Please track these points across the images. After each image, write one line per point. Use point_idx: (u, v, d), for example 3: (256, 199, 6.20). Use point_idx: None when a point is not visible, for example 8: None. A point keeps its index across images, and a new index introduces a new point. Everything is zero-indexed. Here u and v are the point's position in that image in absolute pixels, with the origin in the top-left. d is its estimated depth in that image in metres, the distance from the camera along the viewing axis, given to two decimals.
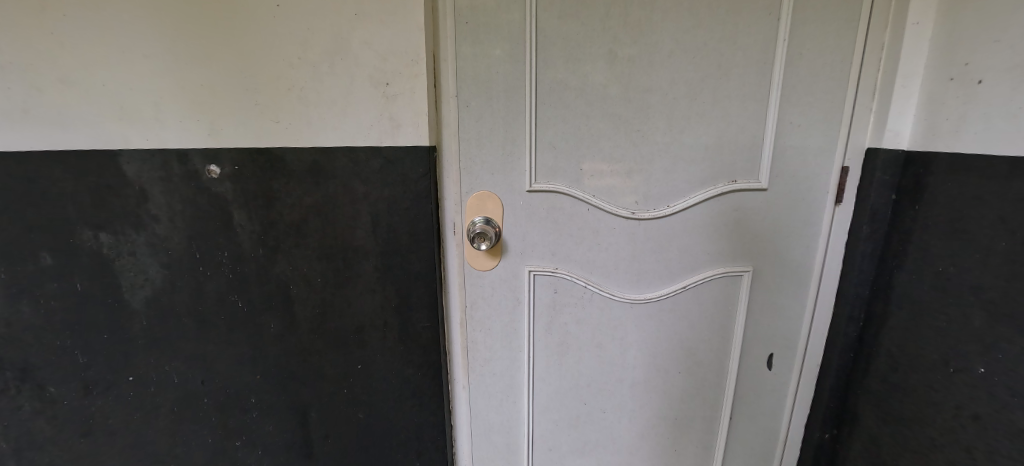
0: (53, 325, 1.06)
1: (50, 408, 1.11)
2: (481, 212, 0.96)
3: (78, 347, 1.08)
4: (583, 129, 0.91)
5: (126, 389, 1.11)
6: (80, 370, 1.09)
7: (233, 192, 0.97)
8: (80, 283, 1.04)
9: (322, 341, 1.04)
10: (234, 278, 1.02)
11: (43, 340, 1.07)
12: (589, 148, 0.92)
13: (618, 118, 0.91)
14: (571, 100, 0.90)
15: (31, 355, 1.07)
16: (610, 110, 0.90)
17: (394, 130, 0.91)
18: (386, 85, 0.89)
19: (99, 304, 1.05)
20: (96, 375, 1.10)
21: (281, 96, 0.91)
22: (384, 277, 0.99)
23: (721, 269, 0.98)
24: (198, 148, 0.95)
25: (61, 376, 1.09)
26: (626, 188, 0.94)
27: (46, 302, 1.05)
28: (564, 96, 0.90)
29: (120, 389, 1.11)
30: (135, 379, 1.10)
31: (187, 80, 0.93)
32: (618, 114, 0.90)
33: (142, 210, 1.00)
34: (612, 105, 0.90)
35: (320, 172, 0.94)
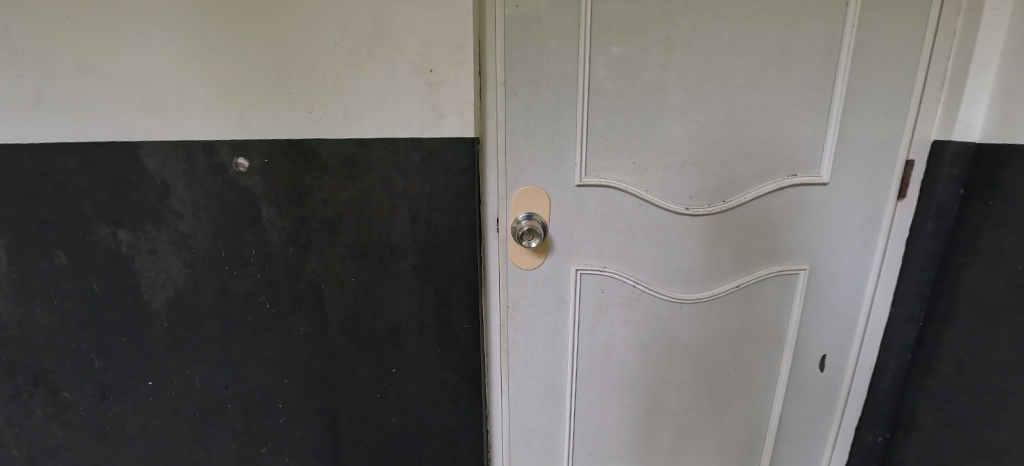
0: (69, 327, 1.02)
1: (64, 414, 1.07)
2: (526, 208, 0.91)
3: (93, 350, 1.04)
4: (637, 121, 0.87)
5: (145, 394, 1.07)
6: (95, 375, 1.05)
7: (262, 187, 0.91)
8: (98, 281, 1.00)
9: (355, 343, 0.99)
10: (261, 277, 0.97)
11: (58, 343, 1.03)
12: (643, 141, 0.87)
13: (674, 108, 0.86)
14: (625, 90, 0.85)
15: (43, 359, 1.03)
16: (666, 100, 0.85)
17: (437, 120, 0.85)
18: (430, 71, 0.83)
19: (120, 304, 1.02)
20: (114, 379, 1.06)
21: (316, 83, 0.85)
22: (422, 276, 0.94)
23: (776, 267, 0.93)
24: (224, 139, 0.90)
25: (76, 380, 1.05)
26: (680, 182, 0.89)
27: (61, 304, 1.01)
28: (616, 85, 0.85)
29: (139, 393, 1.07)
30: (155, 383, 1.07)
31: (214, 67, 0.87)
32: (675, 105, 0.86)
33: (164, 205, 0.95)
34: (667, 96, 0.85)
35: (355, 164, 0.88)
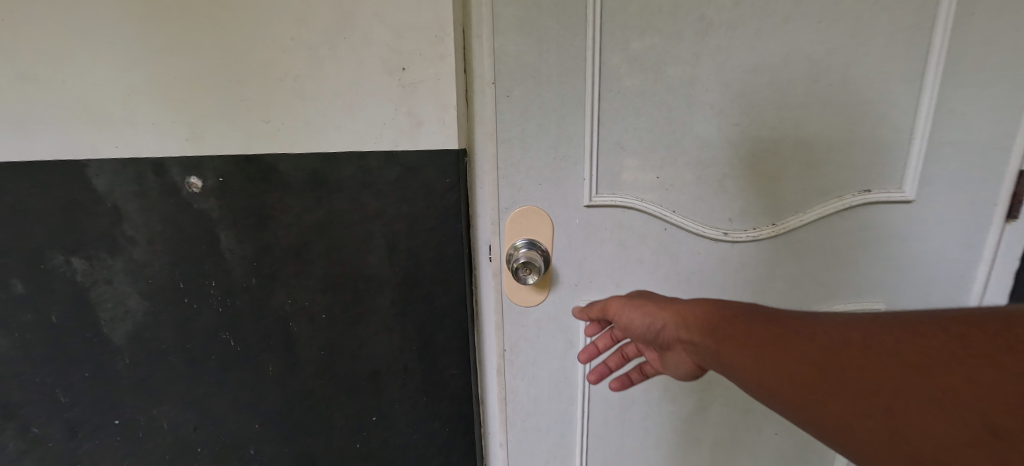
0: (33, 360, 0.87)
1: (37, 449, 0.92)
2: (524, 233, 0.75)
3: (60, 386, 0.89)
4: (662, 125, 0.70)
5: (118, 434, 0.94)
6: (65, 411, 0.91)
7: (218, 211, 0.78)
8: (56, 313, 0.86)
9: (330, 387, 0.86)
10: (225, 312, 0.85)
11: (22, 376, 0.87)
12: (669, 150, 0.70)
13: (709, 108, 0.68)
14: (647, 87, 0.69)
15: (13, 391, 0.88)
16: (699, 98, 0.68)
17: (415, 129, 0.70)
18: (404, 70, 0.68)
19: (82, 337, 0.88)
20: (82, 416, 0.92)
21: (272, 88, 0.71)
22: (403, 314, 0.79)
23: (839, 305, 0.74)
24: (175, 156, 0.77)
25: (46, 416, 0.91)
26: (717, 201, 0.71)
27: (21, 334, 0.86)
28: (637, 81, 0.69)
29: (111, 431, 0.94)
30: (124, 423, 0.93)
31: (159, 72, 0.73)
32: (709, 104, 0.68)
33: (117, 231, 0.82)
34: (700, 93, 0.68)
35: (320, 184, 0.74)
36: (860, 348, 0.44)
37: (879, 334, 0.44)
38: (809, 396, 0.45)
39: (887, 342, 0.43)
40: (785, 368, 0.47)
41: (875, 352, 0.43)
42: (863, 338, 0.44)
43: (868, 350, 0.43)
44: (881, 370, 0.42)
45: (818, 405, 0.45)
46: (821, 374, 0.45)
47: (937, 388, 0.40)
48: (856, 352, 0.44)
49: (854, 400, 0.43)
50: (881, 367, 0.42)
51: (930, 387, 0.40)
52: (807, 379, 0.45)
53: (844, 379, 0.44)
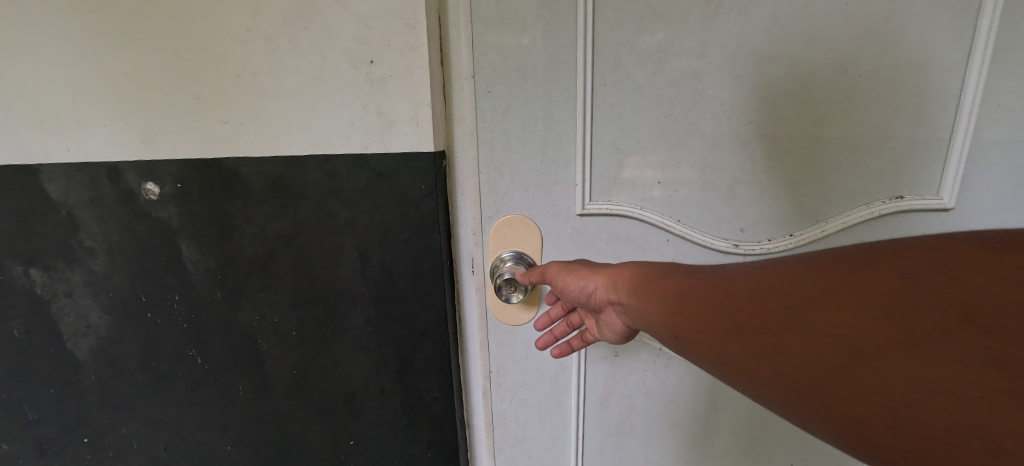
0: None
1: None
2: (510, 245, 0.68)
3: (25, 402, 0.81)
4: (664, 123, 0.62)
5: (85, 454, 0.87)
6: (32, 429, 0.83)
7: (177, 219, 0.72)
8: (18, 328, 0.77)
9: (302, 411, 0.79)
10: (191, 328, 0.79)
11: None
12: (672, 151, 0.63)
13: (717, 104, 0.60)
14: (647, 80, 0.61)
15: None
16: (705, 92, 0.60)
17: (386, 129, 0.63)
18: (372, 63, 0.61)
19: (43, 354, 0.80)
20: (50, 435, 0.84)
21: (228, 84, 0.64)
22: (378, 331, 0.73)
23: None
24: (129, 159, 0.70)
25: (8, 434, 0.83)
26: (725, 209, 0.64)
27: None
28: (637, 74, 0.61)
29: (79, 451, 0.86)
30: (93, 442, 0.86)
31: (108, 67, 0.67)
32: (716, 99, 0.60)
33: (75, 240, 0.74)
34: (706, 86, 0.60)
35: (284, 191, 0.67)
36: (778, 298, 0.42)
37: (793, 284, 0.42)
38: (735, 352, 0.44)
39: (800, 290, 0.41)
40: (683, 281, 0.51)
41: (791, 300, 0.41)
42: (781, 288, 0.42)
43: (787, 299, 0.42)
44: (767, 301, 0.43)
45: (745, 360, 0.43)
46: (746, 327, 0.43)
47: (853, 327, 0.37)
48: (773, 304, 0.42)
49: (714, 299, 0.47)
50: (799, 316, 0.40)
51: (847, 328, 0.38)
52: (733, 337, 0.44)
53: (763, 331, 0.42)
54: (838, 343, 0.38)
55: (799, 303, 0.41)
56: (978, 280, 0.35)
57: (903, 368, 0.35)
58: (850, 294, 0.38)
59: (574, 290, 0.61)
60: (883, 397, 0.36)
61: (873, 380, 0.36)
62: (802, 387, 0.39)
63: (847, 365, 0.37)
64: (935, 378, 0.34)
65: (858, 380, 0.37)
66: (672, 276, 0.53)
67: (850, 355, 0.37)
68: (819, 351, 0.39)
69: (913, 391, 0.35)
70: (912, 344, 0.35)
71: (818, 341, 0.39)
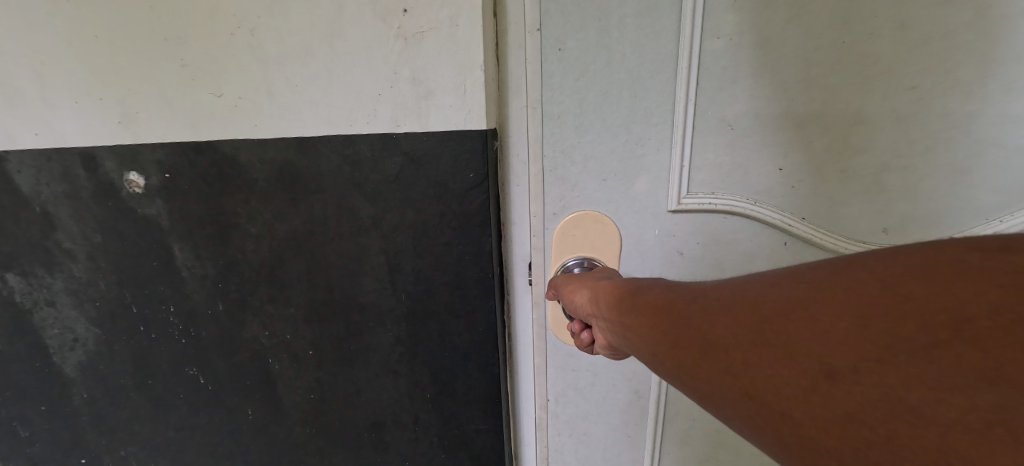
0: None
1: None
2: (578, 251, 0.55)
3: (16, 418, 0.74)
4: (795, 88, 0.47)
5: None
6: (25, 447, 0.76)
7: (168, 217, 0.58)
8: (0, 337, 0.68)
9: (323, 438, 0.68)
10: (189, 345, 0.66)
11: None
12: (801, 128, 0.48)
13: (869, 63, 0.45)
14: (775, 31, 0.46)
15: None
16: (859, 46, 0.45)
17: (422, 101, 0.48)
18: (405, 13, 0.45)
19: (28, 369, 0.70)
20: (44, 455, 0.76)
21: (220, 46, 0.50)
22: (411, 353, 0.60)
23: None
24: (106, 145, 0.56)
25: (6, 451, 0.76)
26: (865, 205, 0.49)
27: None
28: (760, 21, 0.45)
29: None
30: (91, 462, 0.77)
31: (74, 27, 0.52)
32: (871, 54, 0.45)
33: (51, 242, 0.62)
34: (857, 38, 0.44)
35: (293, 182, 0.54)
36: (736, 305, 0.31)
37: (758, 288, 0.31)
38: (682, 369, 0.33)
39: (762, 295, 0.30)
40: (648, 292, 0.40)
41: (749, 305, 0.30)
42: (742, 294, 0.32)
43: (745, 305, 0.31)
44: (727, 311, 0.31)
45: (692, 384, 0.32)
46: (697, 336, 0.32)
47: (820, 343, 0.26)
48: (732, 310, 0.31)
49: (674, 311, 0.35)
50: (753, 327, 0.29)
51: (810, 340, 0.26)
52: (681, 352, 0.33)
53: (713, 342, 0.31)
54: (801, 362, 0.26)
55: (757, 308, 0.30)
56: (994, 285, 0.23)
57: (881, 392, 0.23)
58: (823, 298, 0.27)
59: (572, 301, 0.49)
60: (858, 438, 0.23)
61: (845, 412, 0.24)
62: (754, 417, 0.28)
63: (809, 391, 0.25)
64: (923, 406, 0.22)
65: (822, 415, 0.25)
66: (641, 285, 0.42)
67: (814, 378, 0.25)
68: (775, 370, 0.27)
69: (894, 430, 0.22)
70: (897, 364, 0.23)
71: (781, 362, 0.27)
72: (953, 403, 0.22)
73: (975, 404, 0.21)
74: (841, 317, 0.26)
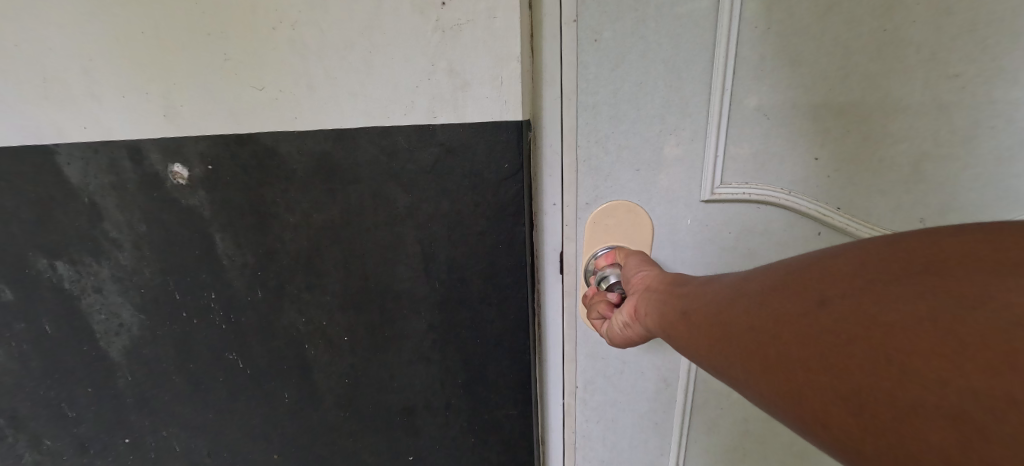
0: (32, 372, 0.74)
1: (52, 462, 0.83)
2: (611, 241, 0.56)
3: (64, 399, 0.76)
4: (834, 78, 0.47)
5: (127, 454, 0.81)
6: (73, 426, 0.79)
7: (210, 207, 0.60)
8: (49, 323, 0.71)
9: (356, 421, 0.71)
10: (229, 330, 0.68)
11: (23, 390, 0.76)
12: (841, 119, 0.48)
13: (911, 51, 0.44)
14: (814, 20, 0.46)
15: (16, 404, 0.77)
16: (901, 34, 0.44)
17: (459, 92, 0.49)
18: (442, 6, 0.47)
19: (76, 352, 0.73)
20: (91, 433, 0.79)
21: (261, 40, 0.51)
22: (443, 339, 0.61)
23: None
24: (152, 137, 0.58)
25: (54, 430, 0.79)
26: (902, 195, 0.49)
27: (18, 346, 0.72)
28: (799, 10, 0.45)
29: (119, 453, 0.81)
30: (135, 442, 0.80)
31: (122, 22, 0.54)
32: (914, 42, 0.44)
33: (98, 231, 0.64)
34: (900, 26, 0.44)
35: (331, 172, 0.55)
36: (762, 273, 0.36)
37: (772, 273, 0.35)
38: (704, 343, 0.37)
39: (783, 263, 0.35)
40: (687, 278, 0.45)
41: (770, 271, 0.35)
42: (769, 266, 0.36)
43: (769, 274, 0.35)
44: (755, 278, 0.36)
45: (710, 333, 0.37)
46: (718, 314, 0.37)
47: (820, 284, 0.31)
48: (748, 291, 0.35)
49: (709, 285, 0.41)
50: (772, 283, 0.34)
51: (812, 282, 0.31)
52: (708, 310, 0.38)
53: (733, 298, 0.36)
54: (802, 300, 0.31)
55: (767, 286, 0.34)
56: (983, 263, 0.25)
57: (851, 337, 0.28)
58: (830, 257, 0.32)
59: (629, 272, 0.51)
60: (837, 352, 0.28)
61: (829, 332, 0.29)
62: (761, 350, 0.32)
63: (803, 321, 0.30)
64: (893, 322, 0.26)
65: (812, 337, 0.29)
66: (678, 275, 0.46)
67: (809, 310, 0.30)
68: (777, 327, 0.32)
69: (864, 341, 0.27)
70: (876, 292, 0.28)
71: (786, 303, 0.32)
72: (916, 332, 0.25)
73: (933, 334, 0.25)
74: (836, 282, 0.30)
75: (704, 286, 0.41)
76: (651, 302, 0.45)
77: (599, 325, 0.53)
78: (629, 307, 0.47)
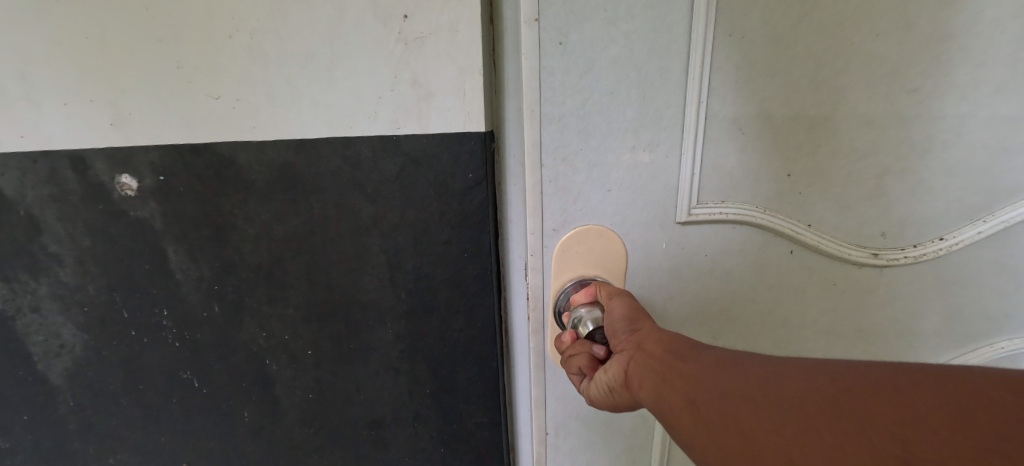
0: None
1: None
2: (579, 268, 0.57)
3: None
4: (798, 90, 0.52)
5: None
6: (7, 457, 0.73)
7: (161, 219, 0.58)
8: None
9: (322, 437, 0.69)
10: (183, 347, 0.65)
11: None
12: (813, 131, 0.53)
13: (883, 66, 0.52)
14: (781, 34, 0.50)
15: None
16: (862, 47, 0.51)
17: (424, 103, 0.50)
18: (405, 18, 0.47)
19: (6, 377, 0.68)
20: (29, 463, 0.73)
21: (217, 48, 0.50)
22: (410, 350, 0.61)
23: (946, 320, 0.63)
24: (96, 147, 0.55)
25: None
26: (868, 210, 0.57)
27: None
28: (770, 24, 0.50)
29: None
30: None
31: (64, 28, 0.52)
32: (883, 59, 0.51)
33: (37, 246, 0.60)
34: (868, 38, 0.51)
35: (294, 182, 0.54)
36: (790, 368, 0.37)
37: (803, 379, 0.36)
38: (713, 430, 0.37)
39: (816, 364, 0.37)
40: (681, 343, 0.44)
41: (800, 368, 0.37)
42: (794, 361, 0.38)
43: (800, 371, 0.37)
44: (784, 371, 0.37)
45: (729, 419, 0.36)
46: (734, 407, 0.37)
47: (865, 402, 0.33)
48: (774, 386, 0.36)
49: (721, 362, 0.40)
50: (807, 383, 0.35)
51: (856, 398, 0.33)
52: (726, 394, 0.38)
53: (761, 388, 0.37)
54: (846, 414, 0.33)
55: (799, 388, 0.35)
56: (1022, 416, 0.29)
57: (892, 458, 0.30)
58: (872, 376, 0.34)
59: (614, 321, 0.49)
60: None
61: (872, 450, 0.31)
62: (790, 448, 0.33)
63: (842, 433, 0.32)
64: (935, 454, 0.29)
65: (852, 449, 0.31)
66: (668, 335, 0.45)
67: (853, 426, 0.32)
68: (813, 432, 0.33)
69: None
70: (925, 423, 0.31)
71: (827, 411, 0.33)
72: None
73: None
74: (882, 404, 0.32)
75: (704, 364, 0.41)
76: (644, 372, 0.43)
77: (576, 379, 0.53)
78: (618, 372, 0.46)
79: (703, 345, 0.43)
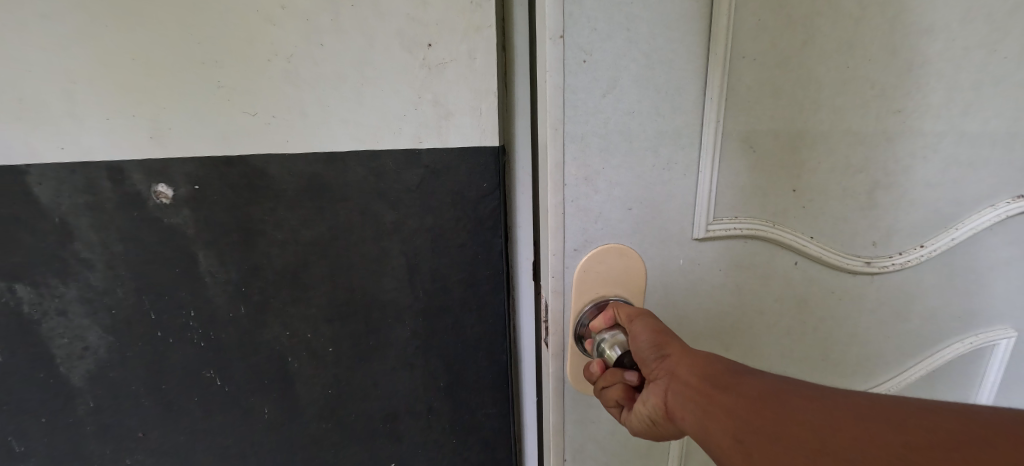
0: None
1: None
2: (599, 288, 0.58)
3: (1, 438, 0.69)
4: (784, 110, 0.57)
5: None
6: None
7: (194, 225, 0.62)
8: None
9: (338, 432, 0.73)
10: (208, 349, 0.68)
11: None
12: (811, 148, 0.59)
13: (868, 86, 0.58)
14: (787, 56, 0.55)
15: None
16: (852, 72, 0.57)
17: (443, 120, 0.58)
18: (429, 47, 0.56)
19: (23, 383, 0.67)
20: None
21: (255, 70, 0.56)
22: (425, 345, 0.67)
23: (925, 320, 0.69)
24: (136, 158, 0.60)
25: None
26: (861, 221, 0.62)
27: None
28: (775, 50, 0.55)
29: None
30: None
31: (110, 50, 0.56)
32: (872, 79, 0.57)
33: (67, 251, 0.62)
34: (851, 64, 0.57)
35: (324, 191, 0.60)
36: (844, 414, 0.38)
37: (861, 428, 0.36)
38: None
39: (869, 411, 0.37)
40: (722, 373, 0.44)
41: (854, 417, 0.37)
42: (847, 404, 0.38)
43: (856, 421, 0.37)
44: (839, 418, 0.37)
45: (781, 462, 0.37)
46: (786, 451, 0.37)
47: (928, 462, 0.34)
48: (827, 432, 0.37)
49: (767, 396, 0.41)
50: (864, 433, 0.36)
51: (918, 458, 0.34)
52: (777, 435, 0.38)
53: (814, 432, 0.37)
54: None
55: (855, 438, 0.36)
56: None
57: None
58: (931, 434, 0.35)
59: (647, 351, 0.50)
60: None
61: None
62: None
63: None
64: None
65: None
66: (710, 365, 0.45)
67: None
68: None
69: None
70: None
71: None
72: None
73: None
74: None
75: (747, 398, 0.41)
76: (685, 404, 0.44)
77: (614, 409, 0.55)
78: (658, 404, 0.47)
79: (747, 373, 0.44)
